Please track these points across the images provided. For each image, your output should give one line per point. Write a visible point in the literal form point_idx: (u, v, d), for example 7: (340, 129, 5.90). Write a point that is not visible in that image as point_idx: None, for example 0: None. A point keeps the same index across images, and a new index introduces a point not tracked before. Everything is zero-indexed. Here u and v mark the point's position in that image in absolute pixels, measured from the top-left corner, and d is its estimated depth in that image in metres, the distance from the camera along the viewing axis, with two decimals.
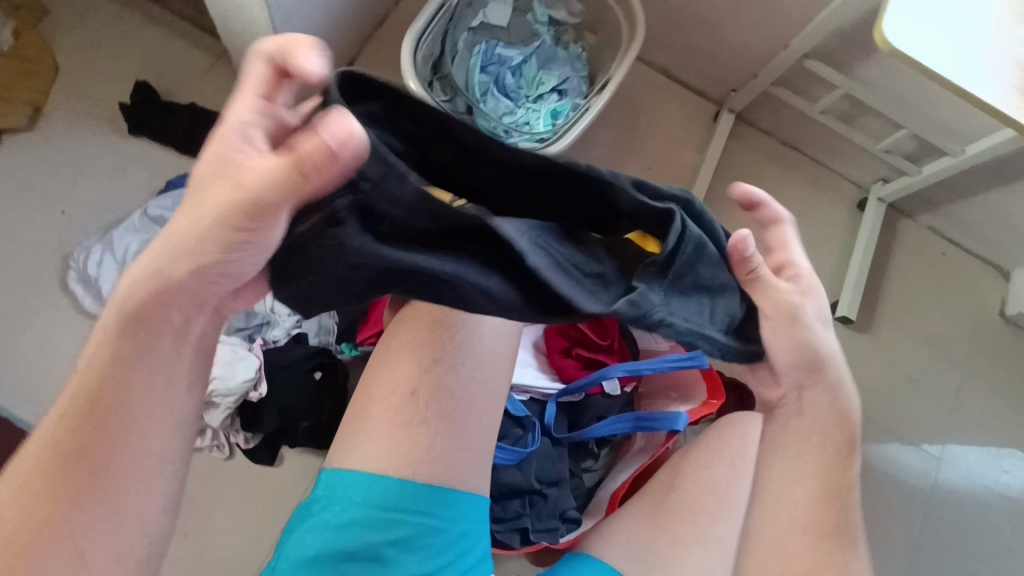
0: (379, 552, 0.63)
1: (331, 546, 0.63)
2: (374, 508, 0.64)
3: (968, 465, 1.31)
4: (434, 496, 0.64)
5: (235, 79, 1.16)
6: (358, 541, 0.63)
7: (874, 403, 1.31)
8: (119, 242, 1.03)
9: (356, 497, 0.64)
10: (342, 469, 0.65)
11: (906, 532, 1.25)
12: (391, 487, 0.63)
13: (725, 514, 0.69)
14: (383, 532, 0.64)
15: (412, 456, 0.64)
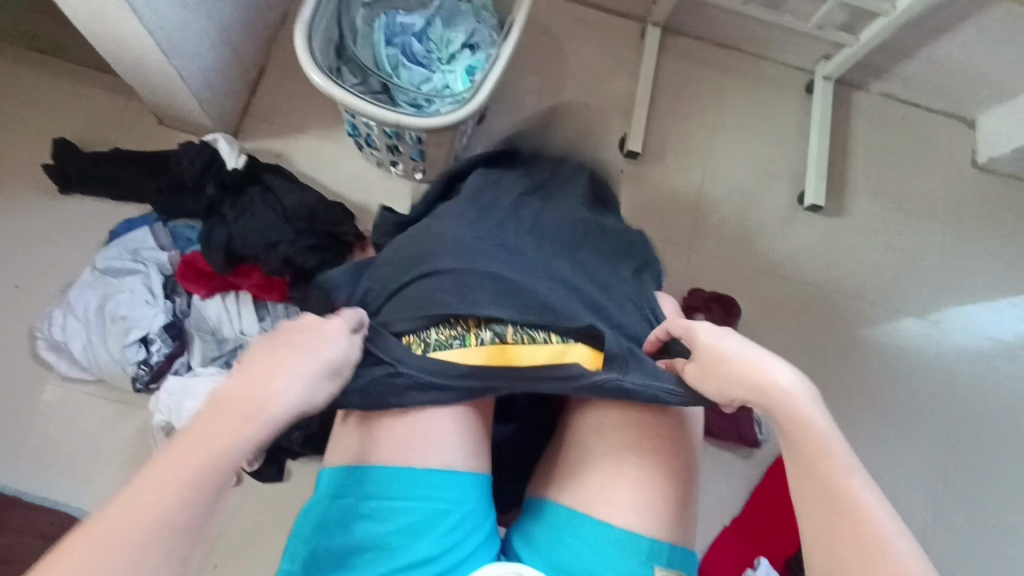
0: (393, 541, 0.60)
1: (343, 544, 0.59)
2: (386, 499, 0.61)
3: (972, 322, 1.29)
4: (440, 478, 0.62)
5: (151, 115, 1.14)
6: (368, 535, 0.60)
7: (867, 281, 1.29)
8: (77, 302, 1.02)
9: (364, 489, 0.61)
10: (348, 466, 0.63)
11: (927, 400, 1.23)
12: (405, 476, 0.61)
13: (653, 423, 0.65)
14: (394, 522, 0.60)
15: (409, 441, 0.63)
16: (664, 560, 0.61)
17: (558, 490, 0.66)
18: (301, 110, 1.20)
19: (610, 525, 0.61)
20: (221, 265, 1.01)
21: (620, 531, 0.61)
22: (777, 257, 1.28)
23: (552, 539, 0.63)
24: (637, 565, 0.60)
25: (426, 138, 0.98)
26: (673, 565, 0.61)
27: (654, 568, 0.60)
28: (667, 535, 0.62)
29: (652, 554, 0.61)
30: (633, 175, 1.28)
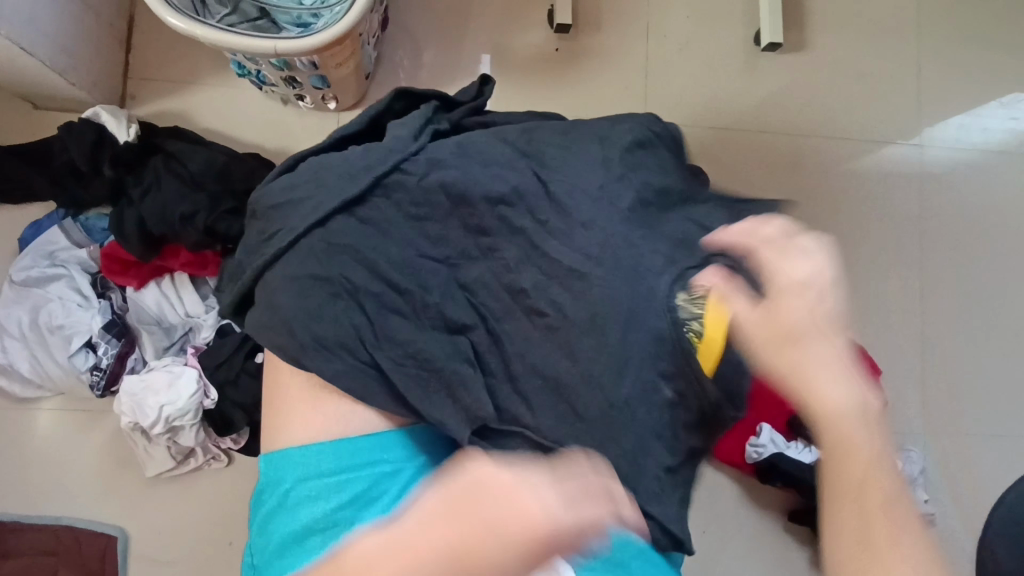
0: (334, 520, 0.55)
1: (288, 530, 0.56)
2: (320, 478, 0.57)
3: (954, 135, 1.21)
4: (376, 444, 0.58)
5: (22, 100, 1.01)
6: (310, 516, 0.56)
7: (839, 117, 1.19)
8: (9, 320, 0.96)
9: (296, 474, 0.58)
10: (275, 452, 0.59)
11: (914, 230, 1.18)
12: (325, 448, 0.58)
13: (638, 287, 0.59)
14: (331, 497, 0.56)
15: (338, 413, 0.58)
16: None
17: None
18: (188, 59, 1.07)
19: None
20: (141, 251, 0.93)
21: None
22: (743, 111, 1.18)
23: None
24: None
25: (320, 61, 0.88)
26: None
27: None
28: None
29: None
30: (569, 53, 1.15)
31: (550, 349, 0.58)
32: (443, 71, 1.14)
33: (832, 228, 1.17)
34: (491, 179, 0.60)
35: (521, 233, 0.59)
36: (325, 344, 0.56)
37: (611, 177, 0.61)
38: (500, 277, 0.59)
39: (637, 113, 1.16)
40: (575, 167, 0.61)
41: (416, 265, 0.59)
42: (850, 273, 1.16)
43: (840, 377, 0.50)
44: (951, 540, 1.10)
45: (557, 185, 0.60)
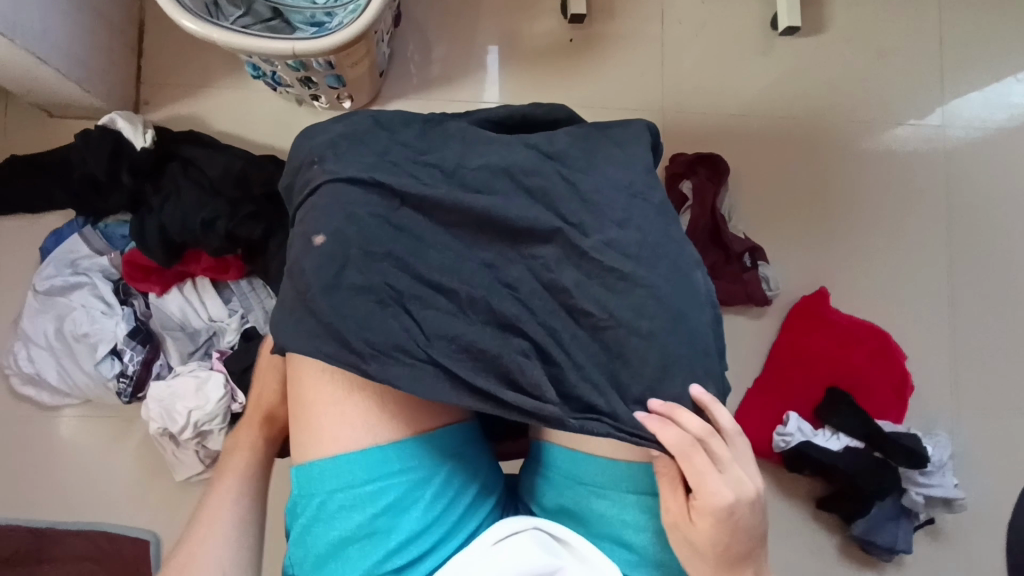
0: (372, 529, 0.55)
1: (325, 542, 0.56)
2: (351, 489, 0.56)
3: (976, 113, 1.19)
4: (407, 450, 0.57)
5: (38, 110, 1.01)
6: (347, 527, 0.55)
7: (859, 99, 1.17)
8: (35, 331, 0.97)
9: (328, 486, 0.56)
10: (306, 463, 0.58)
11: (937, 212, 1.17)
12: (357, 459, 0.56)
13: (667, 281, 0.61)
14: (366, 507, 0.56)
15: (370, 421, 0.57)
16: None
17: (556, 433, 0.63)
18: (201, 63, 1.06)
19: (611, 460, 0.59)
20: (163, 258, 0.93)
21: (627, 470, 0.59)
22: (759, 95, 1.16)
23: (558, 487, 0.61)
24: (650, 500, 0.60)
25: (336, 60, 0.87)
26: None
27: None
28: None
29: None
30: (583, 43, 1.14)
31: (596, 347, 0.58)
32: (455, 64, 1.12)
33: (853, 212, 1.16)
34: (514, 178, 0.60)
35: (556, 233, 0.59)
36: (378, 348, 0.55)
37: (639, 177, 0.62)
38: (542, 274, 0.58)
39: (654, 101, 1.15)
40: (598, 164, 0.62)
41: (456, 265, 0.58)
42: (873, 257, 1.15)
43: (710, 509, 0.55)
44: (980, 522, 1.10)
45: (589, 182, 0.60)
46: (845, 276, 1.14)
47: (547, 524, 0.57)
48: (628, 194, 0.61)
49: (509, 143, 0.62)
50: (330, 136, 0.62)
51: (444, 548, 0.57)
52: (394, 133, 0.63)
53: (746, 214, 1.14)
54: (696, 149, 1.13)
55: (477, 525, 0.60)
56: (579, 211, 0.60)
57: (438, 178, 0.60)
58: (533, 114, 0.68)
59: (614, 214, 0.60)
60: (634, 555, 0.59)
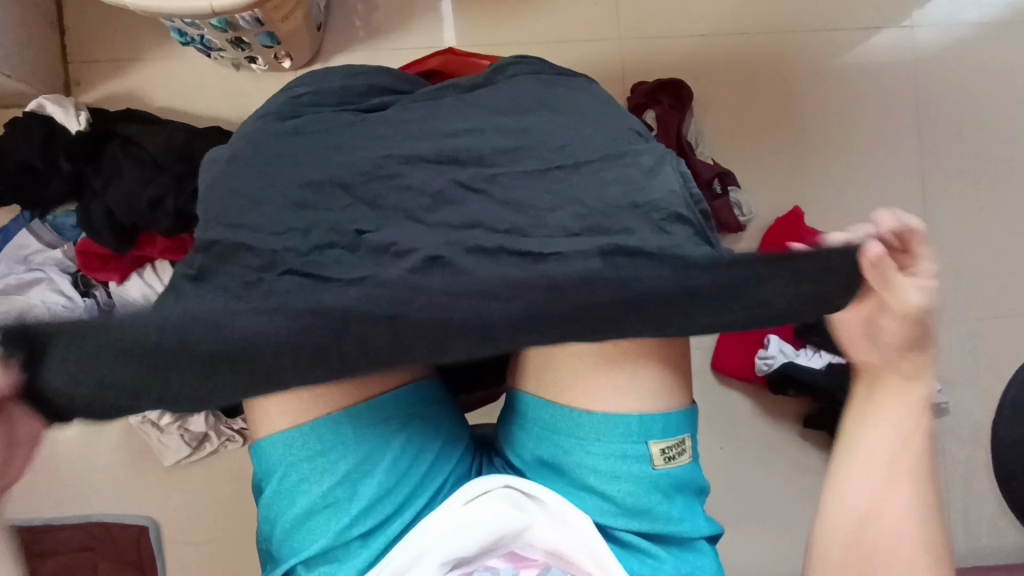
0: (337, 498, 0.55)
1: (295, 511, 0.55)
2: (309, 464, 0.55)
3: (948, 11, 1.14)
4: (360, 417, 0.56)
5: None
6: (312, 497, 0.55)
7: (823, 6, 1.12)
8: None
9: (290, 461, 0.56)
10: (267, 439, 0.57)
11: (910, 118, 1.13)
12: (326, 427, 0.55)
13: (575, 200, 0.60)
14: (332, 475, 0.55)
15: (318, 396, 0.55)
16: (660, 437, 0.57)
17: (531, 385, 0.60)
18: (129, 35, 1.00)
19: (590, 412, 0.57)
20: (117, 243, 0.90)
21: (602, 417, 0.57)
22: (723, 14, 1.11)
23: (533, 438, 0.59)
24: (627, 449, 0.57)
25: (264, 16, 0.82)
26: (670, 435, 0.57)
27: (649, 444, 0.57)
28: (652, 407, 0.57)
29: (645, 431, 0.57)
30: None
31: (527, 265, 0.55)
32: (400, 10, 1.06)
33: (824, 127, 1.12)
34: (449, 162, 0.62)
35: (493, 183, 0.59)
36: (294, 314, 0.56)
37: (556, 143, 0.63)
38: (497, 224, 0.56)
39: (610, 28, 1.09)
40: (525, 132, 0.64)
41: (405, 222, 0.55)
42: (848, 172, 1.12)
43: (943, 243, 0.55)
44: (964, 426, 1.11)
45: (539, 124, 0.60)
46: (819, 195, 1.11)
47: (517, 482, 0.58)
48: (547, 166, 0.62)
49: (446, 129, 0.64)
50: (251, 158, 0.63)
51: (408, 509, 0.57)
52: (315, 136, 0.64)
53: (715, 139, 1.10)
54: (658, 77, 1.09)
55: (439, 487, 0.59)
56: (504, 185, 0.61)
57: (372, 171, 0.62)
58: (459, 88, 0.68)
59: (533, 187, 0.61)
60: (612, 504, 0.57)
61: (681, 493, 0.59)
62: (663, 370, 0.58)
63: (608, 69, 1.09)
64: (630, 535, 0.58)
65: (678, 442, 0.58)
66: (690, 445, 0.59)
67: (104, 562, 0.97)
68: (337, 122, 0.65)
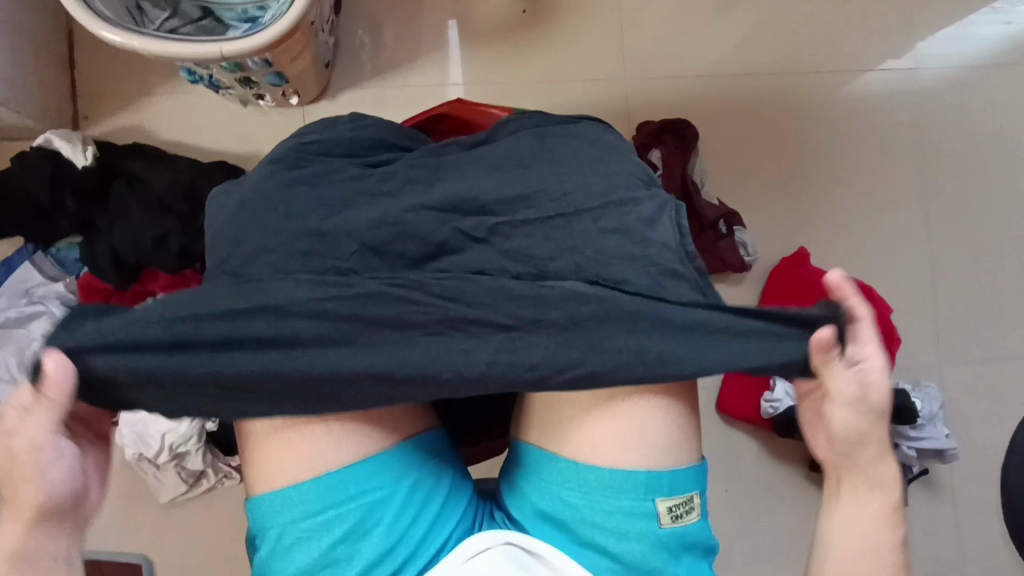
0: (332, 558, 0.51)
1: (287, 573, 0.51)
2: (304, 521, 0.51)
3: (950, 52, 1.14)
4: (356, 473, 0.52)
5: None
6: (304, 557, 0.51)
7: (826, 48, 1.13)
8: None
9: (285, 518, 0.51)
10: (260, 494, 0.52)
11: (914, 159, 1.13)
12: (317, 485, 0.51)
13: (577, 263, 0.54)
14: (324, 536, 0.51)
15: (315, 453, 0.52)
16: (666, 493, 0.54)
17: (535, 434, 0.57)
18: (139, 71, 1.01)
19: (596, 468, 0.54)
20: (121, 281, 0.90)
21: (609, 474, 0.53)
22: (726, 54, 1.11)
23: (536, 491, 0.56)
24: (632, 507, 0.53)
25: (273, 58, 0.83)
26: (678, 492, 0.54)
27: (655, 501, 0.54)
28: (660, 463, 0.54)
29: (651, 489, 0.53)
30: (537, 14, 1.09)
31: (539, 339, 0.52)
32: (407, 48, 1.07)
33: (829, 167, 1.12)
34: (447, 213, 0.55)
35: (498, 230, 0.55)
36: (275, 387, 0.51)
37: (559, 192, 0.56)
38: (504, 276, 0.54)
39: (616, 68, 1.10)
40: (530, 182, 0.57)
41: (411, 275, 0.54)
42: (853, 211, 1.12)
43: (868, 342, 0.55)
44: (973, 470, 1.09)
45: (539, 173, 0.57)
46: (824, 235, 1.11)
47: (519, 538, 0.54)
48: (547, 215, 0.55)
49: (449, 180, 0.58)
50: (231, 208, 0.57)
51: (409, 570, 0.52)
52: (298, 182, 0.57)
53: (719, 179, 1.10)
54: (663, 116, 1.09)
55: (442, 545, 0.54)
56: (506, 235, 0.55)
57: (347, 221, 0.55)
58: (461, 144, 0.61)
59: (533, 238, 0.55)
60: (617, 563, 0.53)
61: (689, 553, 0.55)
62: (674, 424, 0.55)
63: (614, 107, 1.10)
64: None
65: (686, 501, 0.55)
66: (699, 502, 0.56)
67: None
68: (323, 167, 0.58)
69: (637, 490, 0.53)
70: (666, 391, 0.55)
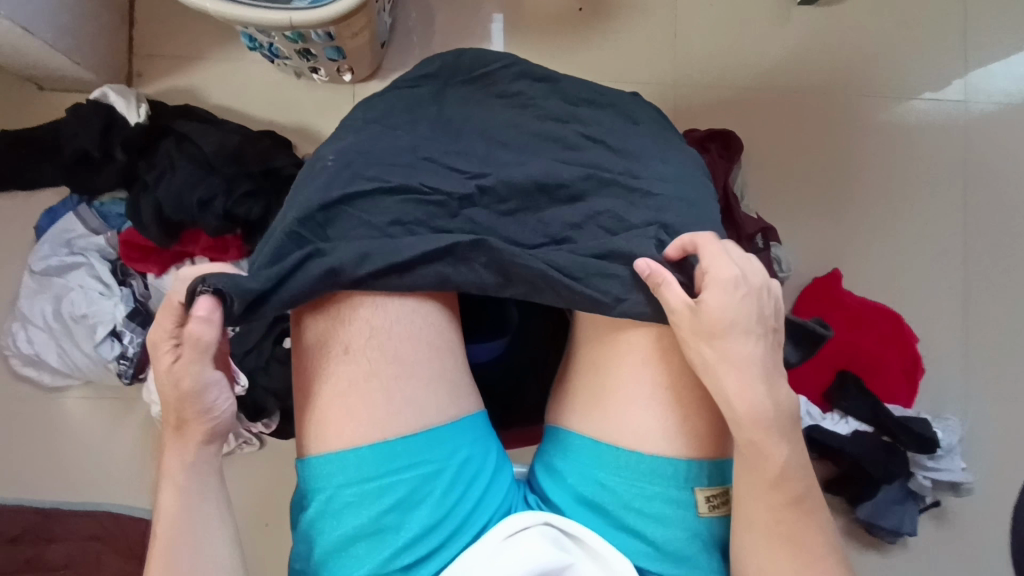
0: (381, 526, 0.51)
1: (335, 538, 0.52)
2: (357, 485, 0.52)
3: (998, 86, 1.14)
4: (409, 444, 0.53)
5: (27, 81, 0.98)
6: (353, 523, 0.51)
7: (876, 71, 1.13)
8: (33, 312, 0.95)
9: (337, 480, 0.52)
10: (313, 457, 0.53)
11: (954, 191, 1.13)
12: (369, 454, 0.52)
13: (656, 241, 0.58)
14: (373, 504, 0.51)
15: (373, 416, 0.53)
16: (705, 483, 0.54)
17: (571, 415, 0.58)
18: (196, 33, 1.02)
19: (637, 453, 0.54)
20: (161, 238, 0.90)
21: (650, 460, 0.54)
22: (775, 67, 1.12)
23: (572, 473, 0.56)
24: (671, 494, 0.54)
25: (336, 32, 0.83)
26: (716, 482, 0.55)
27: (693, 490, 0.54)
28: (699, 453, 0.55)
29: (690, 476, 0.54)
30: (593, 13, 1.09)
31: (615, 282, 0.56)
32: (458, 34, 1.08)
33: (871, 190, 1.12)
34: (524, 197, 0.60)
35: (580, 197, 0.60)
36: (356, 340, 0.54)
37: (641, 173, 0.61)
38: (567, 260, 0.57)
39: (665, 72, 1.10)
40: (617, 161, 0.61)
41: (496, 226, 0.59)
42: (889, 238, 1.12)
43: (725, 262, 0.53)
44: (985, 506, 1.09)
45: (627, 150, 0.62)
46: (858, 259, 1.11)
47: (559, 520, 0.53)
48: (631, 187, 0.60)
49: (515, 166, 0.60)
50: (341, 145, 0.60)
51: (454, 545, 0.52)
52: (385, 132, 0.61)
53: (757, 192, 1.10)
54: (708, 125, 1.09)
55: (484, 524, 0.54)
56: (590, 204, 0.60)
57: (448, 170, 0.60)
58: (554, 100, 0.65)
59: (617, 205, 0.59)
60: (653, 548, 0.53)
61: (725, 546, 0.55)
62: (718, 417, 0.56)
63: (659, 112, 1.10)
64: None
65: (724, 491, 0.55)
66: None
67: (109, 555, 0.95)
68: (413, 110, 0.63)
69: (681, 480, 0.54)
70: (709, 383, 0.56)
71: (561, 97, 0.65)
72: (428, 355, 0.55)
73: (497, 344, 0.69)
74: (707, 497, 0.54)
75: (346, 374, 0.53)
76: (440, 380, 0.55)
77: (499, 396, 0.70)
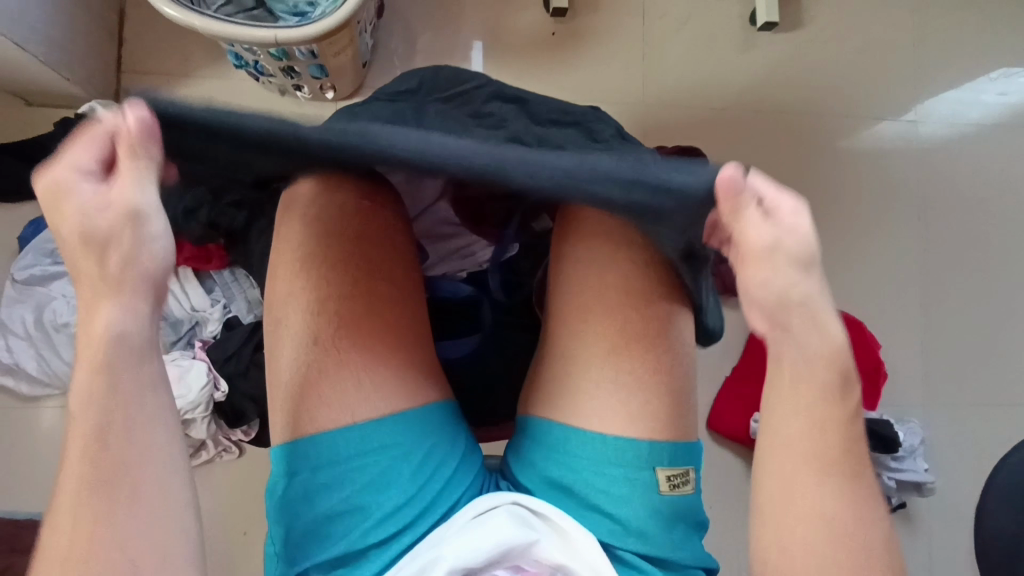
0: (353, 505, 0.54)
1: (309, 518, 0.54)
2: (329, 469, 0.54)
3: (947, 109, 1.22)
4: (380, 429, 0.55)
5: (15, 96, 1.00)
6: (327, 503, 0.54)
7: (833, 94, 1.20)
8: (13, 320, 0.96)
9: (310, 465, 0.54)
10: (287, 443, 0.55)
11: (910, 207, 1.19)
12: (341, 439, 0.54)
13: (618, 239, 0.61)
14: (346, 485, 0.54)
15: (345, 403, 0.55)
16: (665, 464, 0.57)
17: (540, 405, 0.61)
18: (183, 53, 1.06)
19: (599, 436, 0.57)
20: None
21: (611, 441, 0.57)
22: (739, 89, 1.18)
23: (541, 457, 0.59)
24: (634, 474, 0.56)
25: (319, 50, 0.88)
26: (677, 463, 0.57)
27: (655, 470, 0.57)
28: (659, 435, 0.57)
29: (651, 457, 0.56)
30: (565, 37, 1.15)
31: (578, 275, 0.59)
32: (438, 56, 1.13)
33: (832, 205, 1.18)
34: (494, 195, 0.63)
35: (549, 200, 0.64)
36: (328, 330, 0.56)
37: None
38: None
39: (635, 93, 1.16)
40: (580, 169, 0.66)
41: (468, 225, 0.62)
42: (850, 250, 1.17)
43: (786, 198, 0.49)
44: (949, 509, 1.13)
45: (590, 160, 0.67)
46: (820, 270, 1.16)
47: (526, 499, 0.56)
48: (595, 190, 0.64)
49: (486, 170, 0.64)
50: None
51: (423, 523, 0.55)
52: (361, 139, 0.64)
53: None
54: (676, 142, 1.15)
55: (455, 502, 0.57)
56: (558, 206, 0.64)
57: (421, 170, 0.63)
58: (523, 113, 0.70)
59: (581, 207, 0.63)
60: (617, 525, 0.56)
61: (684, 524, 0.58)
62: (676, 403, 0.58)
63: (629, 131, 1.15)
64: (633, 558, 0.56)
65: (684, 472, 0.57)
66: (695, 476, 0.58)
67: None
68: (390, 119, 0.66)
69: (642, 461, 0.56)
70: (667, 369, 0.59)
71: (530, 110, 0.69)
72: (399, 346, 0.58)
73: (471, 342, 0.73)
74: (666, 477, 0.57)
75: (319, 364, 0.55)
76: (410, 370, 0.58)
77: (471, 395, 0.73)
